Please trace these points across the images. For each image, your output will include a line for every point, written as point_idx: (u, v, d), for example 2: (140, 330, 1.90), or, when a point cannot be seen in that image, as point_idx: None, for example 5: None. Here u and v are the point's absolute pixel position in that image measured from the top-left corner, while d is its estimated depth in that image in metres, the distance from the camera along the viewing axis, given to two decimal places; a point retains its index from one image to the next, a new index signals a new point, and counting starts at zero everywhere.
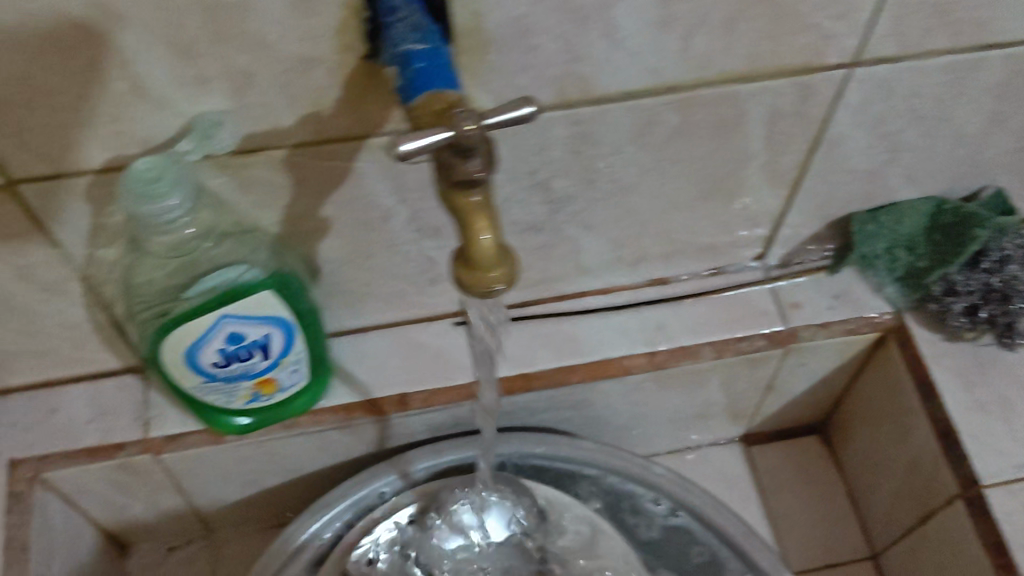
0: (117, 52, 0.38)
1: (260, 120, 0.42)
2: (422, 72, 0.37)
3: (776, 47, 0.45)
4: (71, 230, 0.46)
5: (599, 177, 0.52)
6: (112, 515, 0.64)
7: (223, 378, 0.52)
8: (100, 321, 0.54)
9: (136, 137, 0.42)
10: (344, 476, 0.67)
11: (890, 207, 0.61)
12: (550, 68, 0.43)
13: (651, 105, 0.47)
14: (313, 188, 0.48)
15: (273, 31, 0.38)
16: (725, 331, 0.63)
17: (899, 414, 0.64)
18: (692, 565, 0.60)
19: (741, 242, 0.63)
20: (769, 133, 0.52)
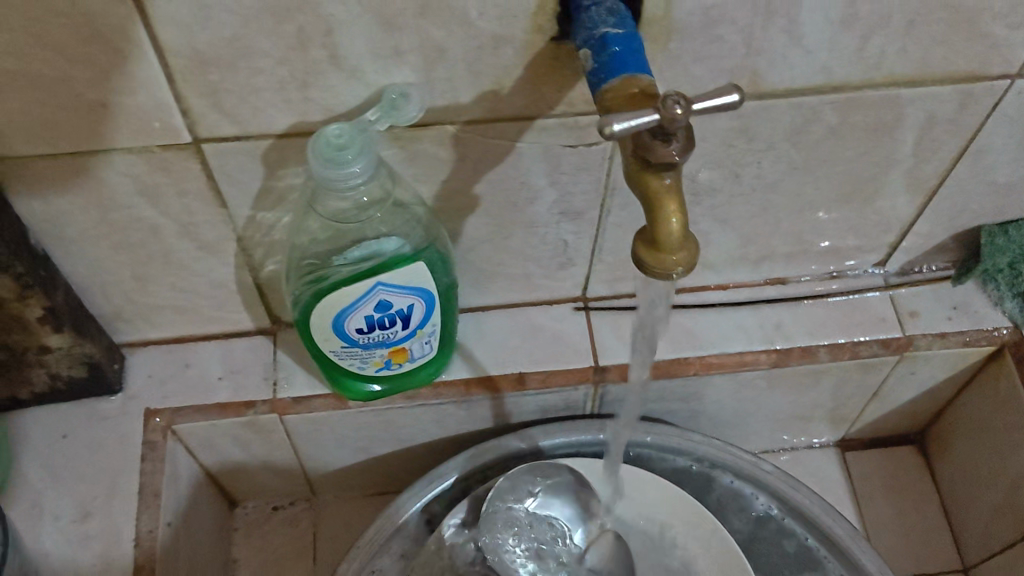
0: (326, 20, 0.39)
1: (441, 94, 0.44)
2: (618, 55, 0.38)
3: (949, 52, 0.46)
4: (239, 191, 0.48)
5: (746, 173, 0.53)
6: (227, 471, 0.66)
7: (363, 344, 0.53)
8: (245, 280, 0.56)
9: (323, 104, 0.43)
10: (450, 450, 0.68)
11: (1022, 222, 0.61)
12: (726, 61, 0.44)
13: (814, 104, 0.48)
14: (473, 165, 0.49)
15: (475, 7, 0.40)
16: (844, 335, 0.63)
17: (1007, 427, 0.65)
18: (786, 556, 0.62)
19: (865, 248, 0.63)
20: (920, 139, 0.52)
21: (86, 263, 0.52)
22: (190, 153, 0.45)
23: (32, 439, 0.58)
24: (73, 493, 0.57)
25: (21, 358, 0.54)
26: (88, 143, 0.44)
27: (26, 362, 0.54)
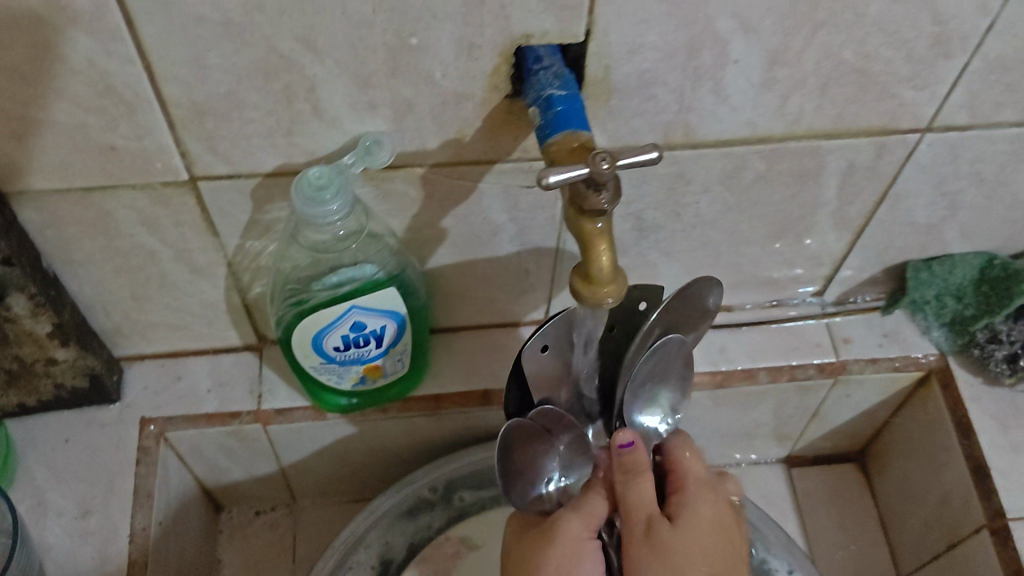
0: (309, 78, 0.45)
1: (410, 141, 0.50)
2: (562, 113, 0.43)
3: (862, 110, 0.52)
4: (230, 222, 0.54)
5: (686, 210, 0.59)
6: (214, 476, 0.72)
7: (339, 361, 0.59)
8: (234, 301, 0.62)
9: (306, 148, 0.49)
10: (422, 459, 0.74)
11: (944, 258, 0.67)
12: (662, 116, 0.50)
13: (743, 152, 0.54)
14: (440, 203, 0.55)
15: (440, 69, 0.45)
16: (782, 358, 0.69)
17: (934, 446, 0.70)
18: None
19: (802, 279, 0.69)
20: (843, 184, 0.58)
21: (90, 284, 0.58)
22: (187, 189, 0.51)
23: (36, 443, 0.64)
24: (74, 492, 0.62)
25: (31, 368, 0.59)
26: (98, 181, 0.50)
27: (34, 372, 0.60)
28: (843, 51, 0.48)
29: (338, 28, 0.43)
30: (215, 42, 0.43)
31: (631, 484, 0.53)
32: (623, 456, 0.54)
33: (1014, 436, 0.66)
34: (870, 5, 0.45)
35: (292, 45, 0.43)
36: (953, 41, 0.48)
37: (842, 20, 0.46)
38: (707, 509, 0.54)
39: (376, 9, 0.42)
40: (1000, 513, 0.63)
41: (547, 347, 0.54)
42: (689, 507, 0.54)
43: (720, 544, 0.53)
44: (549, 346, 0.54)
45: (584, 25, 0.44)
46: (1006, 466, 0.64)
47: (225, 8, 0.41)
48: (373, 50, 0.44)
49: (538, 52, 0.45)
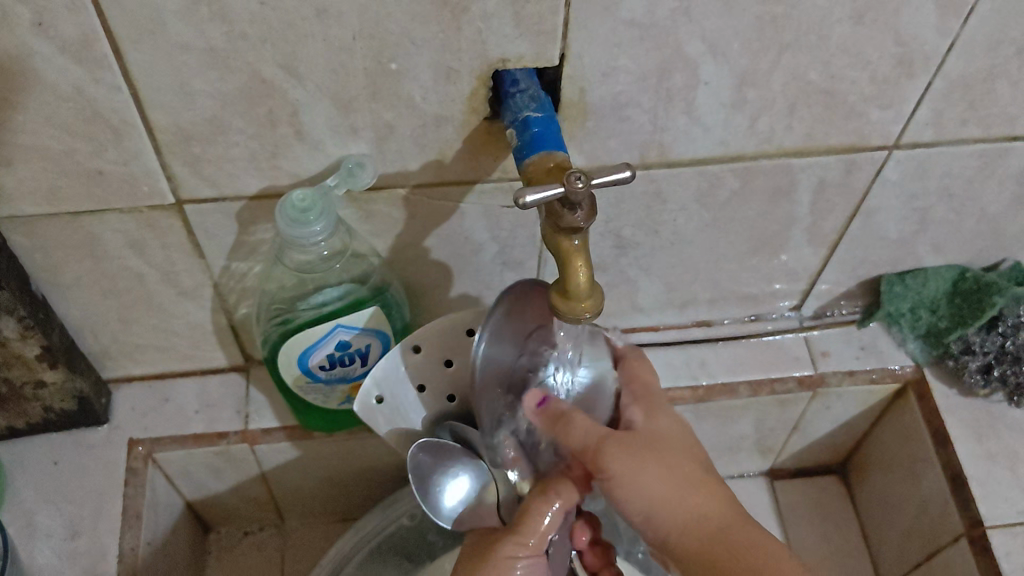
0: (292, 103, 0.46)
1: (391, 163, 0.51)
2: (538, 135, 0.44)
3: (830, 128, 0.54)
4: (217, 244, 0.55)
5: (664, 228, 0.60)
6: (202, 497, 0.72)
7: (325, 380, 0.60)
8: (221, 321, 0.63)
9: (290, 171, 0.51)
10: (409, 477, 0.75)
11: (918, 271, 0.69)
12: (637, 136, 0.52)
13: (717, 170, 0.56)
14: (422, 223, 0.56)
15: (419, 93, 0.47)
16: (761, 372, 0.70)
17: (911, 456, 0.71)
18: None
19: (780, 294, 0.70)
20: (815, 200, 0.60)
21: (77, 308, 0.59)
22: (173, 212, 0.53)
23: (23, 465, 0.65)
24: (63, 513, 0.63)
25: (20, 392, 0.60)
26: (86, 206, 0.51)
27: (23, 395, 0.61)
28: (809, 73, 0.49)
29: (319, 54, 0.44)
30: (199, 69, 0.44)
31: (565, 429, 0.50)
32: (542, 414, 0.50)
33: (989, 445, 0.67)
34: (833, 28, 0.47)
35: (275, 72, 0.45)
36: (916, 61, 0.50)
37: (806, 42, 0.47)
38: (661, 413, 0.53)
39: (357, 36, 0.43)
40: (978, 521, 0.64)
41: (450, 360, 0.57)
42: (640, 417, 0.53)
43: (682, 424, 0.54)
44: (450, 359, 0.57)
45: (558, 49, 0.46)
46: (982, 474, 0.65)
47: (209, 36, 0.43)
48: (354, 75, 0.45)
49: (515, 75, 0.46)
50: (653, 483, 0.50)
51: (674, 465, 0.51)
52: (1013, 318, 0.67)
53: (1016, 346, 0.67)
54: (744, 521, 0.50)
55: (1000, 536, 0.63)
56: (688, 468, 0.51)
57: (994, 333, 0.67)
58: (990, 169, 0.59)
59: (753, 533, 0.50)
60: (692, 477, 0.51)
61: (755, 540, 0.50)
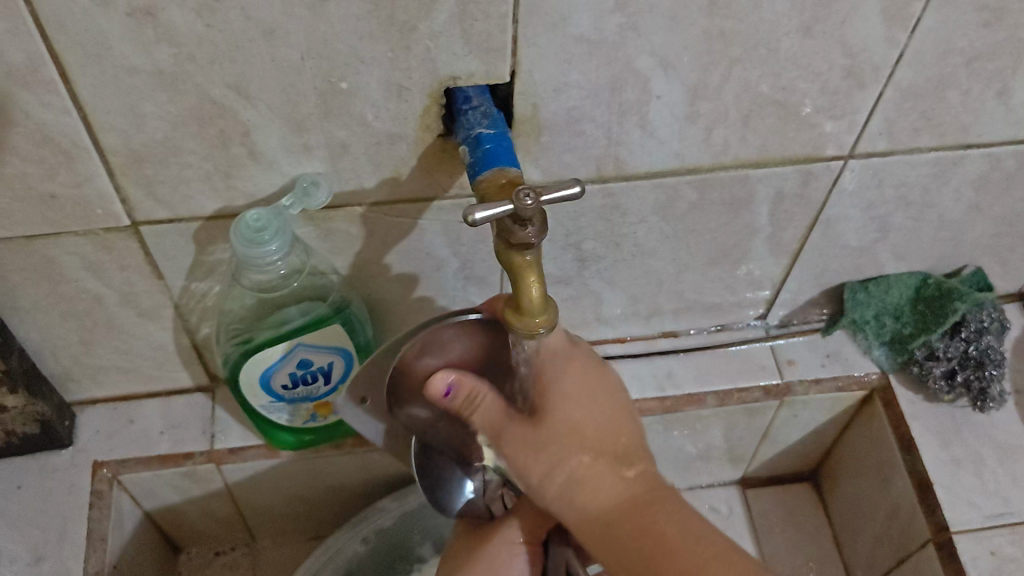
0: (243, 123, 0.46)
1: (347, 182, 0.51)
2: (490, 151, 0.44)
3: (784, 140, 0.54)
4: (175, 265, 0.55)
5: (625, 241, 0.61)
6: (170, 518, 0.72)
7: (288, 399, 0.60)
8: (184, 341, 0.63)
9: (245, 192, 0.51)
10: (380, 494, 0.74)
11: (880, 279, 0.69)
12: (592, 150, 0.52)
13: (674, 183, 0.56)
14: (381, 240, 0.56)
15: (371, 111, 0.47)
16: (728, 381, 0.71)
17: (880, 463, 0.71)
18: None
19: (744, 304, 0.71)
20: (774, 211, 0.60)
21: (36, 331, 0.59)
22: (129, 234, 0.52)
23: None
24: (26, 538, 0.62)
25: None
26: (41, 230, 0.51)
27: None
28: (760, 85, 0.50)
29: (268, 75, 0.44)
30: (149, 91, 0.44)
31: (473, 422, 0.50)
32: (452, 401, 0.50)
33: (955, 451, 0.67)
34: (781, 41, 0.47)
35: (225, 92, 0.45)
36: (865, 72, 0.50)
37: (756, 55, 0.48)
38: (579, 383, 0.48)
39: (305, 55, 0.43)
40: (944, 527, 0.64)
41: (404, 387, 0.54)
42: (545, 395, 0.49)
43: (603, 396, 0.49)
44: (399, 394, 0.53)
45: (508, 65, 0.46)
46: (948, 480, 0.66)
47: (157, 59, 0.42)
48: (304, 94, 0.45)
49: (468, 92, 0.47)
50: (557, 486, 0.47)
51: (579, 453, 0.47)
52: (975, 323, 0.67)
53: (979, 351, 0.67)
54: (660, 505, 0.46)
55: (965, 541, 0.63)
56: (596, 451, 0.47)
57: (957, 339, 0.68)
58: (947, 176, 0.59)
59: (670, 518, 0.45)
60: (600, 464, 0.47)
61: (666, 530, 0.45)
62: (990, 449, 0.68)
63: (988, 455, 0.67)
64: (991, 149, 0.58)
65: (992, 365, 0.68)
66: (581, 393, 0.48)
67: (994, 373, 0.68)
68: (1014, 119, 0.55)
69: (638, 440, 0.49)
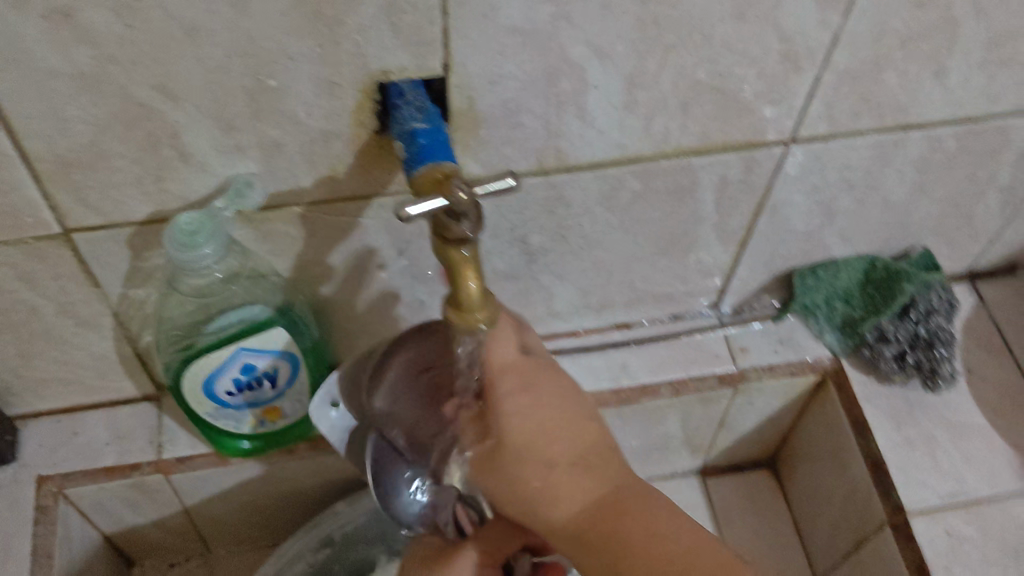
0: (171, 125, 0.45)
1: (282, 181, 0.50)
2: (425, 147, 0.44)
3: (724, 126, 0.54)
4: (112, 272, 0.54)
5: (571, 233, 0.61)
6: (122, 530, 0.70)
7: (234, 405, 0.59)
8: (127, 349, 0.61)
9: (178, 195, 0.49)
10: (336, 497, 0.74)
11: (828, 263, 0.69)
12: (532, 142, 0.52)
13: (618, 173, 0.56)
14: (322, 240, 0.55)
15: (303, 109, 0.46)
16: (682, 371, 0.71)
17: (835, 447, 0.72)
18: None
19: (696, 292, 0.71)
20: (719, 198, 0.60)
21: None
22: (61, 242, 0.51)
23: None
24: None
25: None
26: None
27: None
28: (697, 72, 0.50)
29: (194, 74, 0.43)
30: (71, 95, 0.43)
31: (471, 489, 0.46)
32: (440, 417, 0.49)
33: (908, 432, 0.68)
34: (716, 26, 0.47)
35: (150, 93, 0.43)
36: (801, 56, 0.50)
37: (691, 42, 0.48)
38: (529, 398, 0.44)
39: (230, 53, 0.42)
40: (899, 508, 0.64)
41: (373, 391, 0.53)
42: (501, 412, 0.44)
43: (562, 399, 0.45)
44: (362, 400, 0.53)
45: (440, 58, 0.45)
46: (902, 461, 0.66)
47: (76, 61, 0.41)
48: (233, 93, 0.44)
49: (401, 87, 0.46)
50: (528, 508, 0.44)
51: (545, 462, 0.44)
52: (924, 305, 0.68)
53: (929, 331, 0.68)
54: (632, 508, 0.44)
55: (920, 522, 0.63)
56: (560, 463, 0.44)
57: (907, 320, 0.68)
58: (889, 158, 0.60)
59: (640, 524, 0.43)
60: (566, 473, 0.44)
61: (635, 538, 0.43)
62: (943, 429, 0.68)
63: (941, 434, 0.68)
64: (931, 130, 0.58)
65: (942, 345, 0.69)
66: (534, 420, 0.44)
67: (943, 353, 0.69)
68: (952, 99, 0.56)
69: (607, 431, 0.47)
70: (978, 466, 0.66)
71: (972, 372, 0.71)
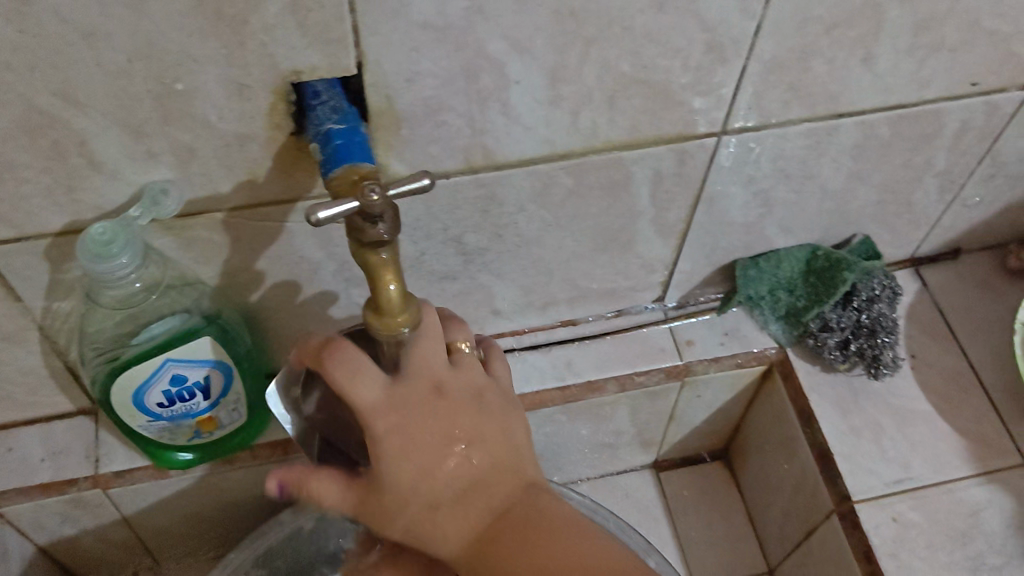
0: (77, 132, 0.44)
1: (200, 187, 0.49)
2: (341, 147, 0.43)
3: (654, 119, 0.53)
4: (31, 285, 0.53)
5: (507, 232, 0.60)
6: (63, 547, 0.69)
7: (167, 417, 0.57)
8: (55, 364, 0.60)
9: (92, 204, 0.48)
10: (283, 506, 0.72)
11: (770, 254, 0.69)
12: (457, 140, 0.51)
13: (549, 170, 0.55)
14: (248, 246, 0.54)
15: (214, 112, 0.45)
16: (628, 366, 0.70)
17: (783, 437, 0.71)
18: None
19: (640, 287, 0.70)
20: (655, 192, 0.60)
21: None
22: None
23: None
24: None
25: None
26: None
27: None
28: (620, 64, 0.49)
29: (96, 79, 0.42)
30: None
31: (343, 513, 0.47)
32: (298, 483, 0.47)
33: (853, 420, 0.68)
34: (635, 18, 0.46)
35: (52, 100, 0.42)
36: (725, 47, 0.50)
37: (611, 34, 0.47)
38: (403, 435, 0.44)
39: (132, 57, 0.41)
40: (845, 497, 0.64)
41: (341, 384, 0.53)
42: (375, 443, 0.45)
43: (448, 424, 0.45)
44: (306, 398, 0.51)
45: (353, 57, 0.44)
46: (848, 449, 0.66)
47: None
48: (139, 98, 0.43)
49: (315, 87, 0.45)
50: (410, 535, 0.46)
51: (422, 502, 0.45)
52: (866, 292, 0.68)
53: (871, 319, 0.68)
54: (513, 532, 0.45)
55: (866, 510, 0.63)
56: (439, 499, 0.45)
57: (849, 308, 0.68)
58: (823, 146, 0.59)
59: (518, 545, 0.44)
60: (444, 509, 0.45)
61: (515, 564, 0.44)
62: (888, 416, 0.68)
63: (887, 422, 0.68)
64: (864, 117, 0.58)
65: (885, 333, 0.68)
66: (418, 463, 0.44)
67: (886, 340, 0.68)
68: (881, 86, 0.55)
69: (496, 445, 0.47)
70: (924, 452, 0.66)
71: (917, 358, 0.72)
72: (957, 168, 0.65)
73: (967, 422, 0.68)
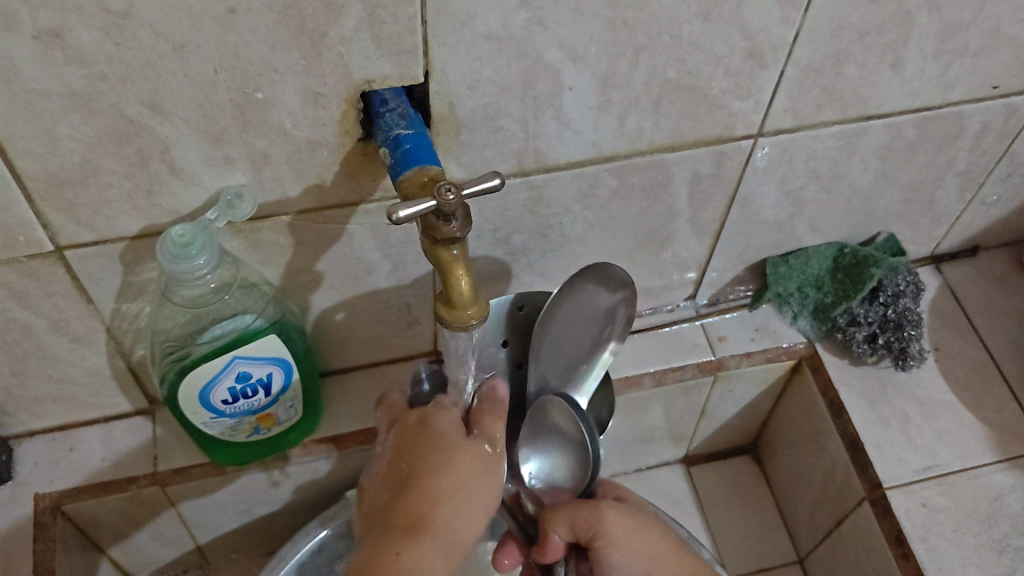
0: (160, 140, 0.47)
1: (271, 191, 0.51)
2: (410, 151, 0.45)
3: (696, 122, 0.56)
4: (104, 288, 0.55)
5: (551, 232, 0.63)
6: (120, 544, 0.71)
7: (229, 414, 0.60)
8: (118, 365, 0.62)
9: (170, 209, 0.51)
10: (331, 500, 0.75)
11: (799, 252, 0.72)
12: (512, 144, 0.54)
13: (594, 172, 0.58)
14: (310, 246, 0.56)
15: (289, 120, 0.47)
16: (663, 362, 0.73)
17: (814, 430, 0.74)
18: None
19: (674, 285, 0.73)
20: (692, 192, 0.62)
21: None
22: (54, 259, 0.52)
23: None
24: None
25: None
26: None
27: None
28: (666, 71, 0.52)
29: (182, 90, 0.44)
30: (62, 114, 0.44)
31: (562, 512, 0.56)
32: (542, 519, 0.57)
33: (881, 411, 0.70)
34: (683, 27, 0.49)
35: (140, 110, 0.45)
36: (765, 52, 0.52)
37: (659, 43, 0.50)
38: (648, 531, 0.57)
39: (217, 68, 0.44)
40: (877, 484, 0.67)
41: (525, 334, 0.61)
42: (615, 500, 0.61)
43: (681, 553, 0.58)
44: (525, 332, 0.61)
45: (421, 66, 0.47)
46: (876, 439, 0.69)
47: (68, 81, 0.42)
48: (221, 107, 0.46)
49: (383, 95, 0.47)
50: (620, 508, 0.56)
51: (649, 519, 0.58)
52: (892, 288, 0.71)
53: (898, 313, 0.71)
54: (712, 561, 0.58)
55: (898, 496, 0.66)
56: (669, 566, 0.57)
57: (876, 303, 0.71)
58: (853, 147, 0.62)
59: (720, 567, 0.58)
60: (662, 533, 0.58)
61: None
62: (915, 408, 0.71)
63: (914, 413, 0.70)
64: (892, 119, 0.60)
65: (911, 326, 0.71)
66: (656, 529, 0.58)
67: (913, 333, 0.71)
68: (908, 89, 0.58)
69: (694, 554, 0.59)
70: (950, 440, 0.69)
71: (940, 351, 0.74)
72: (976, 168, 0.68)
73: (991, 412, 0.71)
